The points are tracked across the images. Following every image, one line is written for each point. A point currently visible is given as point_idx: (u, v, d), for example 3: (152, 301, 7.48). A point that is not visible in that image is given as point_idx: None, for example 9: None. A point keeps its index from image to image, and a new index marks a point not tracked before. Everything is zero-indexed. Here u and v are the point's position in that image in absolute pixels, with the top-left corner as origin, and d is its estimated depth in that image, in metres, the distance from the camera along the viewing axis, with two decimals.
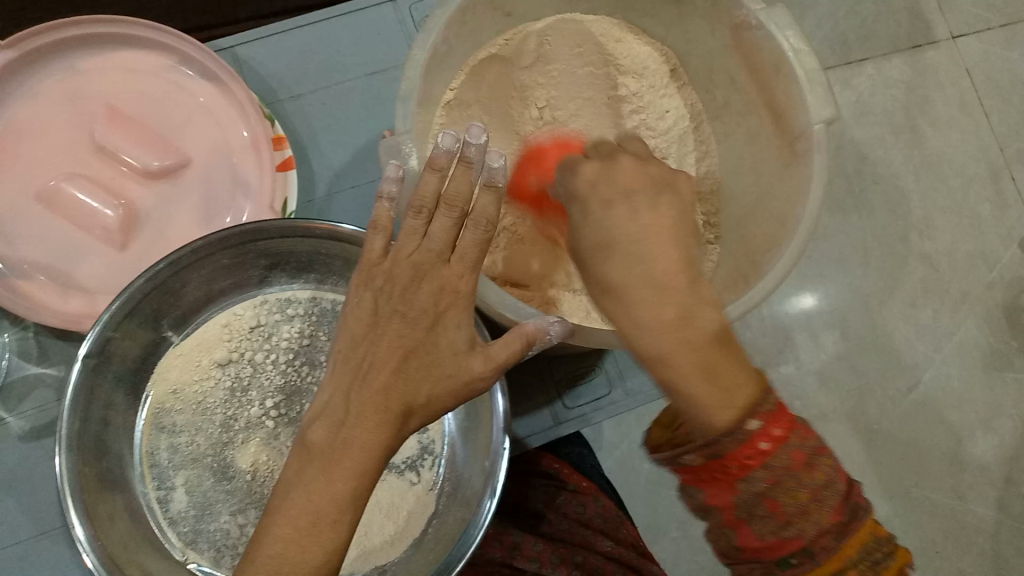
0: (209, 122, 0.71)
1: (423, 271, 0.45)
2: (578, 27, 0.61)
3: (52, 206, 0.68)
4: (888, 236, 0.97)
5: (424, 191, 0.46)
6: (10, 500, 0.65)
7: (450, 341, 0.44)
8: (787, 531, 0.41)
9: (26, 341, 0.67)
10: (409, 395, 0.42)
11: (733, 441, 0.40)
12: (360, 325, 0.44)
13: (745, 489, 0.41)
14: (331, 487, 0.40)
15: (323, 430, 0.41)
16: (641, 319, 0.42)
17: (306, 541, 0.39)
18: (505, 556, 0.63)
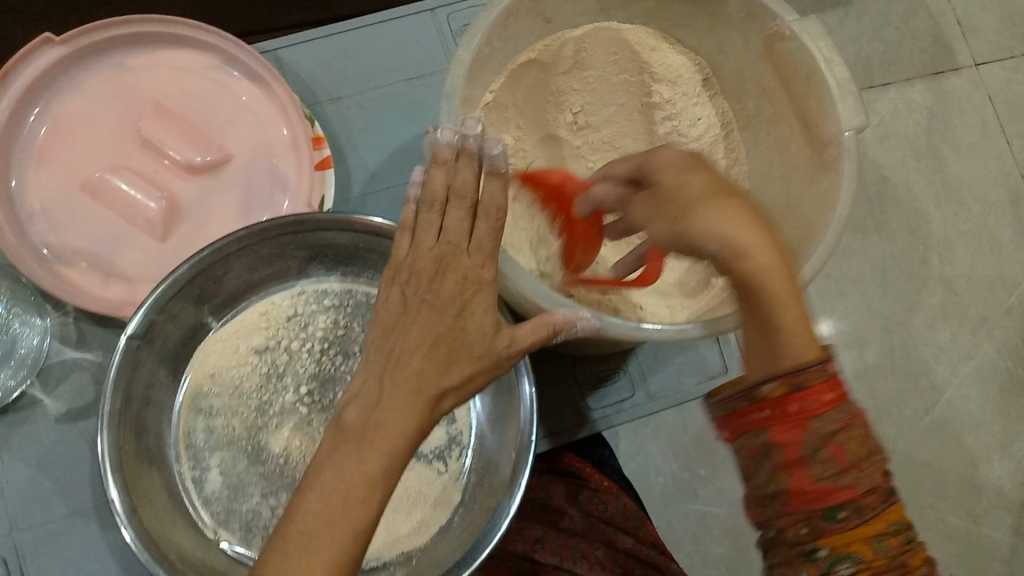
0: (251, 121, 0.74)
1: (444, 263, 0.46)
2: (615, 34, 0.62)
3: (97, 197, 0.70)
4: (908, 258, 0.98)
5: (434, 185, 0.47)
6: (44, 480, 0.67)
7: (478, 325, 0.45)
8: (843, 480, 0.41)
9: (65, 326, 0.69)
10: (441, 377, 0.43)
11: (821, 372, 0.41)
12: (390, 315, 0.45)
13: (816, 428, 0.41)
14: (365, 465, 0.39)
15: (357, 410, 0.42)
16: (756, 240, 0.43)
17: (337, 520, 0.38)
18: (528, 550, 0.65)
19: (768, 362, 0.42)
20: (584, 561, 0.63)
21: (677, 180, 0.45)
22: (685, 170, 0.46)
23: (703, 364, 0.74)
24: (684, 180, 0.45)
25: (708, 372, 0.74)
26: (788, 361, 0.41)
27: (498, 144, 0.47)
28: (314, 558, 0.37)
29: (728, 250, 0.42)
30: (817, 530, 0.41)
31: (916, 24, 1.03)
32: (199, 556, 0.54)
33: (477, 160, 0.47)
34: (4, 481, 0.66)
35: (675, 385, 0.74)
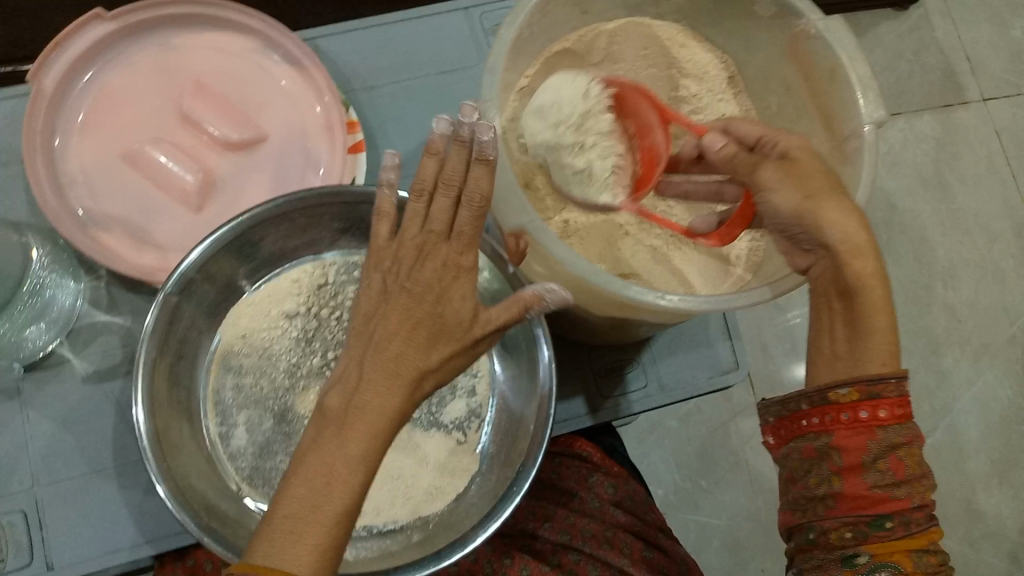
0: (288, 103, 0.76)
1: (424, 251, 0.49)
2: (646, 30, 0.64)
3: (136, 166, 0.72)
4: (914, 284, 1.06)
5: (424, 173, 0.51)
6: (68, 436, 0.68)
7: (455, 309, 0.47)
8: (897, 492, 0.46)
9: (96, 289, 0.71)
10: (417, 361, 0.46)
11: (899, 386, 0.46)
12: (371, 301, 0.48)
13: (880, 438, 0.47)
14: (344, 451, 0.43)
15: (339, 396, 0.45)
16: (864, 239, 0.48)
17: (317, 502, 0.42)
18: (539, 528, 0.68)
19: (852, 367, 0.47)
20: (594, 539, 0.66)
21: (812, 173, 0.50)
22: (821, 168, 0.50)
23: (715, 361, 0.76)
24: (818, 177, 0.49)
25: (720, 367, 0.76)
26: (871, 370, 0.47)
27: (489, 131, 0.49)
28: (298, 543, 0.41)
29: (847, 248, 0.47)
30: (863, 534, 0.46)
31: (926, 58, 1.12)
32: (219, 507, 0.55)
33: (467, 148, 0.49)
34: (28, 436, 0.68)
35: (689, 378, 0.76)
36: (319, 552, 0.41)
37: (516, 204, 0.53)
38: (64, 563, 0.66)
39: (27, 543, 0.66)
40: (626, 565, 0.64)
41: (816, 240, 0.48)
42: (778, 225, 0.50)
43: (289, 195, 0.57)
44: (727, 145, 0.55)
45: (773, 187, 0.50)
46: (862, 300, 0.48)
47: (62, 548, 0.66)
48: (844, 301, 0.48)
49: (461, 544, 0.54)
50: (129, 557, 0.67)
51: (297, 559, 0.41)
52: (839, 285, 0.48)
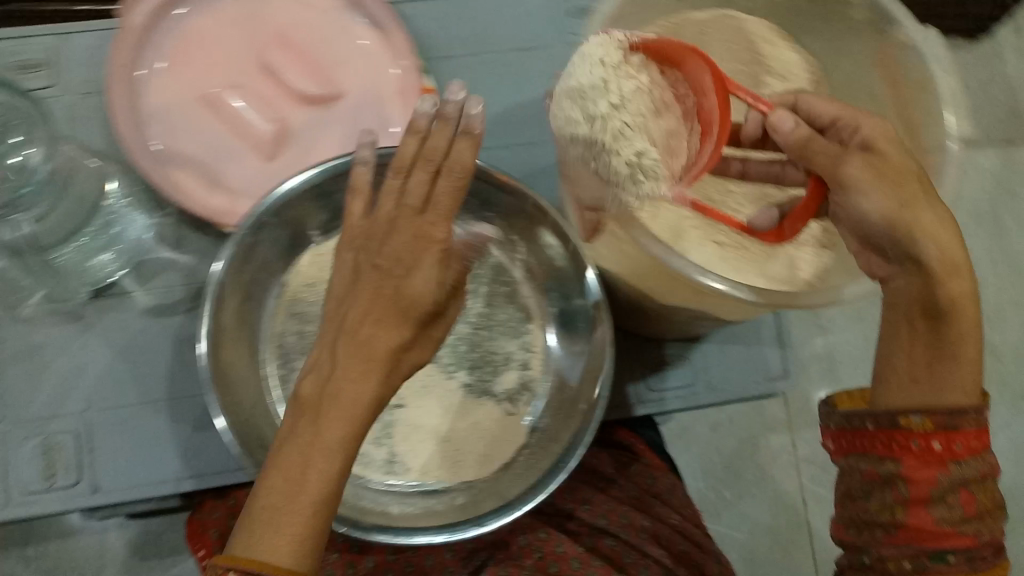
0: (367, 63, 0.75)
1: (395, 225, 0.50)
2: (735, 25, 0.64)
3: (215, 110, 0.73)
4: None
5: (403, 151, 0.52)
6: (123, 366, 0.70)
7: (423, 281, 0.49)
8: (965, 527, 0.48)
9: (164, 226, 0.72)
10: (388, 339, 0.47)
11: (976, 418, 0.48)
12: (344, 284, 0.50)
13: (953, 471, 0.48)
14: (319, 438, 0.44)
15: (314, 383, 0.46)
16: (958, 255, 0.49)
17: (294, 489, 0.43)
18: (578, 510, 0.72)
19: (929, 392, 0.49)
20: (633, 526, 0.70)
21: (901, 173, 0.50)
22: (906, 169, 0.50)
23: (764, 365, 0.76)
24: (910, 177, 0.50)
25: (770, 373, 0.76)
26: (953, 399, 0.48)
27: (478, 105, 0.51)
28: (277, 532, 0.42)
29: (941, 267, 0.48)
30: (922, 564, 0.47)
31: (994, 93, 1.12)
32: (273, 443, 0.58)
33: (450, 124, 0.51)
34: (86, 361, 0.70)
35: (737, 380, 0.76)
36: (298, 541, 0.42)
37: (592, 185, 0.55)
38: (110, 487, 0.68)
39: (76, 464, 0.68)
40: (660, 556, 0.67)
41: (907, 253, 0.49)
42: (858, 228, 0.51)
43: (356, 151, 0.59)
44: (799, 125, 0.54)
45: (861, 186, 0.49)
46: (950, 323, 0.48)
47: (110, 472, 0.68)
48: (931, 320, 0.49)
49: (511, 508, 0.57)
50: (173, 489, 0.68)
51: (276, 549, 0.42)
52: (925, 304, 0.49)
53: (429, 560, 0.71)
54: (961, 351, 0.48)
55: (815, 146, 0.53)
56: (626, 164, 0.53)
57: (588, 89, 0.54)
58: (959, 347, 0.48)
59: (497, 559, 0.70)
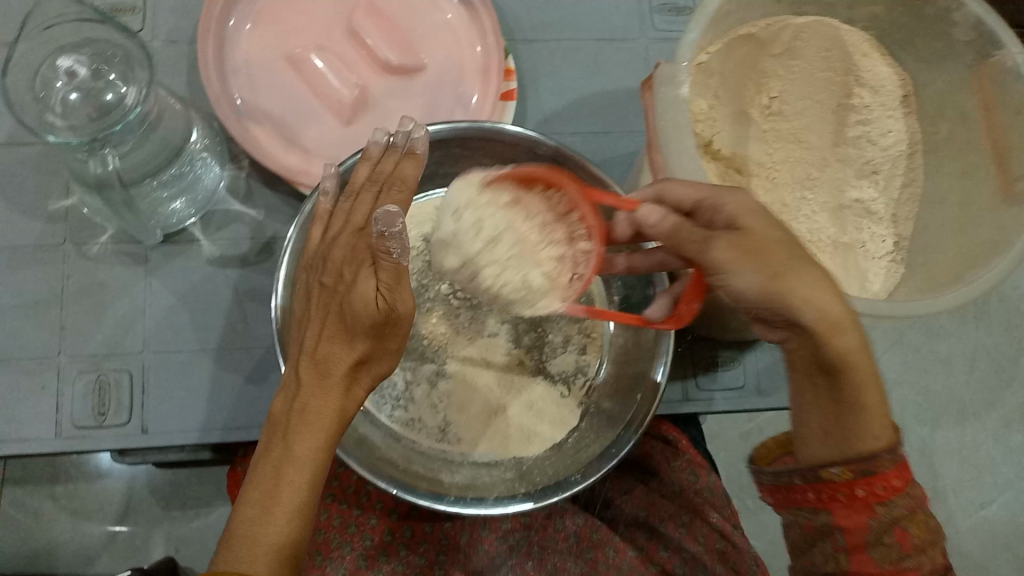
0: (451, 39, 0.75)
1: (341, 240, 0.52)
2: (832, 32, 0.64)
3: (297, 69, 0.73)
4: (1000, 353, 1.04)
5: (357, 179, 0.57)
6: (184, 311, 0.70)
7: (361, 292, 0.47)
8: (906, 564, 0.47)
9: (236, 179, 0.73)
10: (344, 355, 0.47)
11: (891, 458, 0.47)
12: (303, 305, 0.52)
13: (881, 513, 0.47)
14: (288, 453, 0.45)
15: (281, 402, 0.47)
16: (818, 304, 0.44)
17: (268, 504, 0.44)
18: (617, 499, 0.75)
19: (840, 445, 0.48)
20: (672, 521, 0.70)
21: (768, 246, 0.45)
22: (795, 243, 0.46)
23: None
24: (774, 248, 0.45)
25: None
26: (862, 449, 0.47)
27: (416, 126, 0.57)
28: (252, 546, 0.42)
29: (822, 328, 0.45)
30: None
31: None
32: None
33: (399, 151, 0.57)
34: (147, 304, 0.70)
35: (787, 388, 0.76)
36: (274, 552, 0.43)
37: (691, 166, 0.52)
38: (158, 431, 0.68)
39: (127, 405, 0.68)
40: (698, 551, 0.68)
41: (787, 319, 0.45)
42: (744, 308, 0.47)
43: (450, 126, 0.63)
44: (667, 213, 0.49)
45: (727, 268, 0.45)
46: (859, 387, 0.46)
47: (160, 415, 0.68)
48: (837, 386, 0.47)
49: (562, 487, 0.58)
50: (220, 439, 0.68)
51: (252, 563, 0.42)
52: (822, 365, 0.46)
53: (463, 536, 0.71)
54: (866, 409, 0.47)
55: (686, 238, 0.48)
56: (519, 287, 0.56)
57: (459, 235, 0.57)
58: (863, 415, 0.47)
59: (530, 543, 0.71)
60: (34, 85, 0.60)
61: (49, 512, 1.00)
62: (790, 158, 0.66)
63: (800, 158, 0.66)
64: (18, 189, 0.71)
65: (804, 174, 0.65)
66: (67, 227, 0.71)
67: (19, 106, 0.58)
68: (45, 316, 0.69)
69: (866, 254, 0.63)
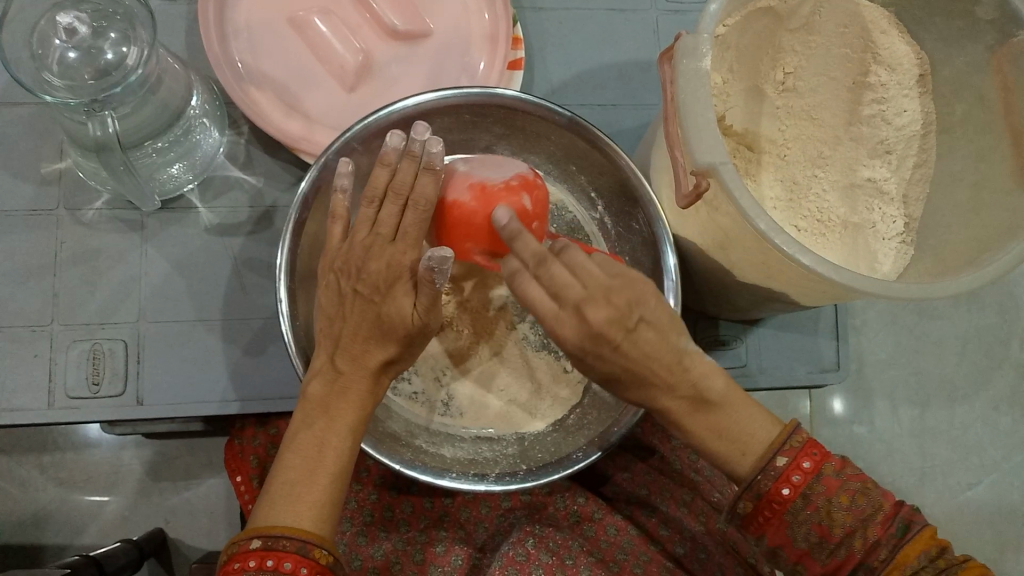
0: (458, 5, 0.73)
1: (371, 248, 0.53)
2: (854, 8, 0.62)
3: (299, 32, 0.71)
4: (993, 336, 1.04)
5: (376, 181, 0.55)
6: (181, 281, 0.69)
7: (398, 306, 0.52)
8: (839, 551, 0.52)
9: (236, 145, 0.71)
10: (377, 352, 0.52)
11: (766, 477, 0.52)
12: (331, 302, 0.54)
13: (794, 521, 0.53)
14: (332, 425, 0.51)
15: (321, 382, 0.52)
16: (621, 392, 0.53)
17: (311, 469, 0.50)
18: (617, 476, 0.74)
19: (739, 482, 0.54)
20: (673, 500, 0.70)
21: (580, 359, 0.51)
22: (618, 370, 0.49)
23: (814, 359, 0.77)
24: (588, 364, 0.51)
25: (820, 365, 0.77)
26: (742, 481, 0.53)
27: (431, 147, 0.54)
28: (298, 503, 0.48)
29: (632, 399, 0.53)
30: None
31: None
32: None
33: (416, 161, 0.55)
34: (143, 273, 0.68)
35: (787, 370, 0.76)
36: (316, 510, 0.49)
37: (708, 141, 0.50)
38: (153, 403, 0.66)
39: (122, 375, 0.66)
40: (698, 532, 0.68)
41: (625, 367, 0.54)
42: None
43: (459, 92, 0.60)
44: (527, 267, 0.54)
45: None
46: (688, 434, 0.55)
47: (156, 387, 0.66)
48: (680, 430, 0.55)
49: (564, 466, 0.58)
50: (217, 411, 0.67)
51: (300, 516, 0.48)
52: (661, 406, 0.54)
53: (463, 512, 0.70)
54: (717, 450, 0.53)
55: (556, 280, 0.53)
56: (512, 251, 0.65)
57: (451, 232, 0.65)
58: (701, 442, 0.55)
59: (532, 519, 0.69)
60: (31, 41, 0.58)
61: (37, 482, 0.99)
62: (801, 135, 0.66)
63: (810, 136, 0.66)
64: (11, 151, 0.69)
65: (812, 151, 0.65)
66: (60, 191, 0.69)
67: (15, 63, 0.57)
68: (38, 282, 0.67)
69: (876, 235, 0.63)
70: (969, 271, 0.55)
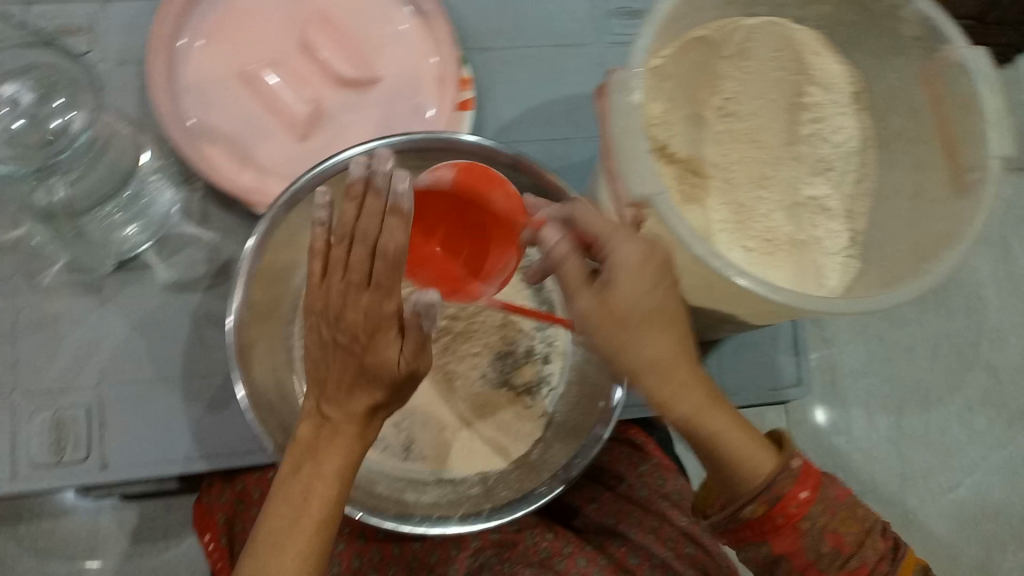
0: (404, 50, 0.75)
1: (347, 298, 0.50)
2: (783, 32, 0.65)
3: (250, 86, 0.72)
4: (961, 337, 1.06)
5: (344, 218, 0.50)
6: (142, 342, 0.69)
7: (382, 356, 0.50)
8: (851, 563, 0.54)
9: (190, 202, 0.72)
10: (363, 400, 0.51)
11: (785, 477, 0.53)
12: (316, 347, 0.52)
13: (806, 528, 0.53)
14: (318, 472, 0.51)
15: (310, 425, 0.53)
16: (642, 377, 0.51)
17: (298, 515, 0.50)
18: (585, 507, 0.74)
19: (743, 488, 0.53)
20: (640, 528, 0.69)
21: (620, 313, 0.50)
22: (658, 311, 0.50)
23: (777, 375, 0.78)
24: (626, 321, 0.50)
25: (782, 383, 0.78)
26: (756, 484, 0.53)
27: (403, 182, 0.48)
28: (283, 553, 0.49)
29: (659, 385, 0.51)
30: None
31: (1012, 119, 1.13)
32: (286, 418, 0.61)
33: (379, 198, 0.48)
34: (103, 335, 0.68)
35: (749, 387, 0.77)
36: (300, 561, 0.50)
37: (643, 173, 0.51)
38: (118, 465, 0.66)
39: (86, 439, 0.66)
40: (667, 557, 0.67)
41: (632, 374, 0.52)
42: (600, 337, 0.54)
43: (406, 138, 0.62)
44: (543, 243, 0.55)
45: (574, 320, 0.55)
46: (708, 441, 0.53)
47: (120, 449, 0.66)
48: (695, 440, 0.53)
49: (527, 502, 0.58)
50: (183, 469, 0.67)
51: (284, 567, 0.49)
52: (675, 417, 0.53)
53: (433, 555, 0.70)
54: (730, 458, 0.53)
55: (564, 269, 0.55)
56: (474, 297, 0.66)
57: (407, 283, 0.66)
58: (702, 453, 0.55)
59: (502, 558, 0.69)
60: None
61: (13, 552, 0.98)
62: (744, 156, 0.65)
63: (753, 157, 0.65)
64: None
65: (759, 174, 0.65)
66: (17, 260, 0.69)
67: None
68: None
69: (822, 250, 0.64)
70: (911, 279, 0.56)
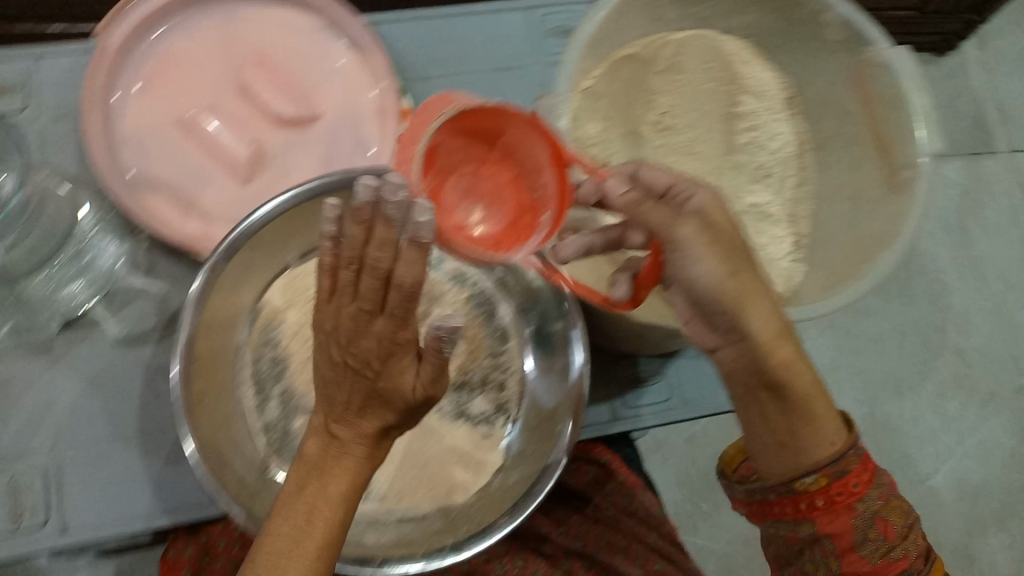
0: (342, 86, 0.75)
1: (360, 323, 0.43)
2: (710, 44, 0.66)
3: (190, 133, 0.72)
4: (925, 325, 1.07)
5: (353, 241, 0.42)
6: (95, 399, 0.68)
7: (401, 377, 0.44)
8: (895, 552, 0.52)
9: (136, 254, 0.71)
10: (375, 420, 0.45)
11: (856, 454, 0.52)
12: (326, 362, 0.45)
13: (861, 510, 0.52)
14: (324, 493, 0.44)
15: (317, 442, 0.45)
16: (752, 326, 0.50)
17: (299, 541, 0.43)
18: (552, 533, 0.73)
19: (810, 456, 0.52)
20: (608, 547, 0.70)
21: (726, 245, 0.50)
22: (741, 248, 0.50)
23: None
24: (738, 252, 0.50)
25: None
26: (832, 453, 0.52)
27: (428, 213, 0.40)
28: None
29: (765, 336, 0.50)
30: None
31: (958, 107, 1.15)
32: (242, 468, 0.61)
33: (398, 231, 0.41)
34: (55, 396, 0.68)
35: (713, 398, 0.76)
36: None
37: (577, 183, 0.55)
38: (78, 527, 0.65)
39: (44, 504, 0.65)
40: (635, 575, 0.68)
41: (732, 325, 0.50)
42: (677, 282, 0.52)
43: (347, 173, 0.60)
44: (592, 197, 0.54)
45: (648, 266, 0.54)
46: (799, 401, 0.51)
47: (80, 511, 0.65)
48: (786, 404, 0.51)
49: (487, 536, 0.58)
50: (144, 526, 0.66)
51: None
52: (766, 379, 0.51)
53: None
54: (803, 429, 0.52)
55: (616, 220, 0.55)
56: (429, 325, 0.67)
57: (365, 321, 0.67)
58: (771, 427, 0.53)
59: None
60: None
61: None
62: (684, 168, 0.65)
63: (695, 168, 0.65)
64: None
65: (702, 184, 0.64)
66: None
67: None
68: None
69: (769, 258, 0.63)
70: (855, 280, 0.56)
